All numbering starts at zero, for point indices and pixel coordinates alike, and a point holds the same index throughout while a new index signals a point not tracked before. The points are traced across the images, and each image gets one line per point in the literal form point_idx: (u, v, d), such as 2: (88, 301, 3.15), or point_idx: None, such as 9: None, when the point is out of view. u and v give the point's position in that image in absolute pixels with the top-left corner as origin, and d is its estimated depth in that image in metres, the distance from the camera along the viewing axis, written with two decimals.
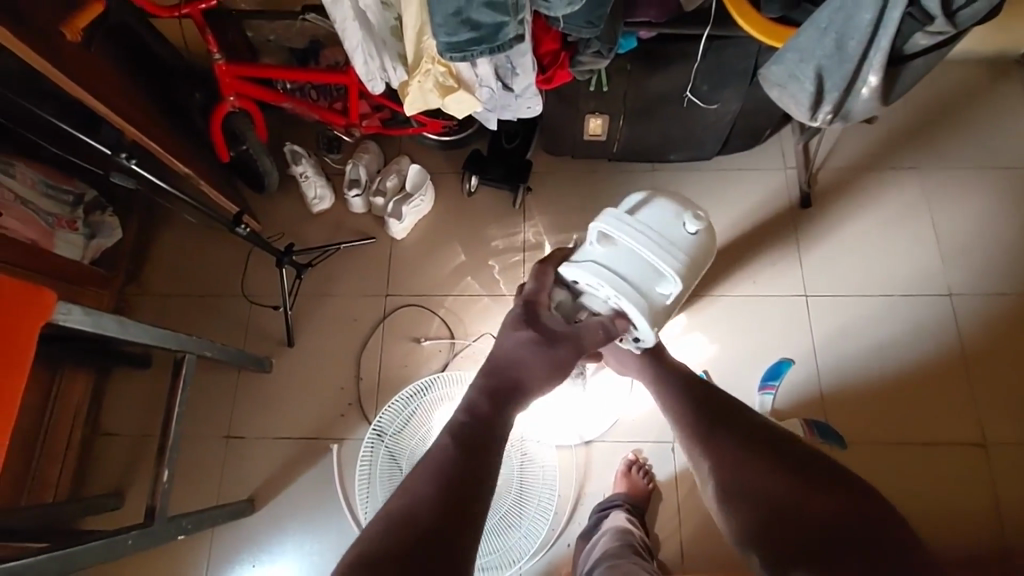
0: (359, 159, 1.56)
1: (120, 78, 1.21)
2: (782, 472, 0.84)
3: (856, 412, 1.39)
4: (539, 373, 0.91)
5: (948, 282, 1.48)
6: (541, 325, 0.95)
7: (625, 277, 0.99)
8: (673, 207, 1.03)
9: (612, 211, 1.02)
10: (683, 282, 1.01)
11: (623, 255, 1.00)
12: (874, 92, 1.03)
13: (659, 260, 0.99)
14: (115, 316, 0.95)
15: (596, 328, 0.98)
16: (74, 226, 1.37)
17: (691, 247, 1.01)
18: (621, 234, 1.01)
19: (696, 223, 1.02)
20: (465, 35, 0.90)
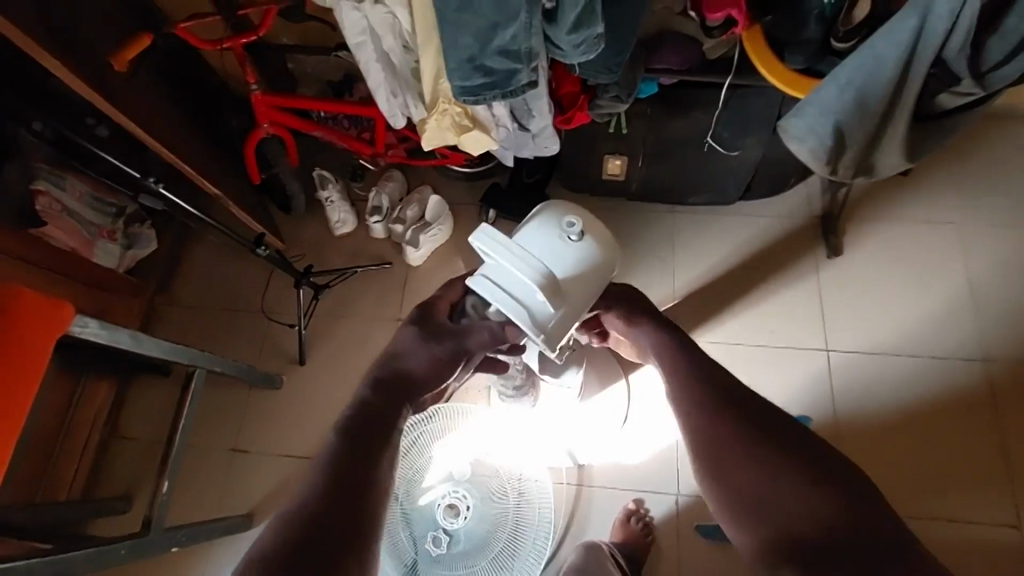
0: (382, 186, 1.60)
1: (165, 103, 1.29)
2: (757, 465, 0.76)
3: (897, 479, 1.32)
4: (423, 375, 0.85)
5: (980, 346, 1.40)
6: (433, 322, 0.90)
7: (506, 293, 0.87)
8: (555, 215, 0.94)
9: (488, 226, 0.89)
10: (566, 291, 0.90)
11: (503, 270, 0.88)
12: (899, 148, 1.03)
13: (534, 268, 0.87)
14: (130, 331, 1.02)
15: (482, 331, 0.90)
16: (114, 237, 1.45)
17: (570, 256, 0.92)
18: (499, 248, 0.88)
19: (575, 230, 0.92)
20: (478, 80, 0.93)
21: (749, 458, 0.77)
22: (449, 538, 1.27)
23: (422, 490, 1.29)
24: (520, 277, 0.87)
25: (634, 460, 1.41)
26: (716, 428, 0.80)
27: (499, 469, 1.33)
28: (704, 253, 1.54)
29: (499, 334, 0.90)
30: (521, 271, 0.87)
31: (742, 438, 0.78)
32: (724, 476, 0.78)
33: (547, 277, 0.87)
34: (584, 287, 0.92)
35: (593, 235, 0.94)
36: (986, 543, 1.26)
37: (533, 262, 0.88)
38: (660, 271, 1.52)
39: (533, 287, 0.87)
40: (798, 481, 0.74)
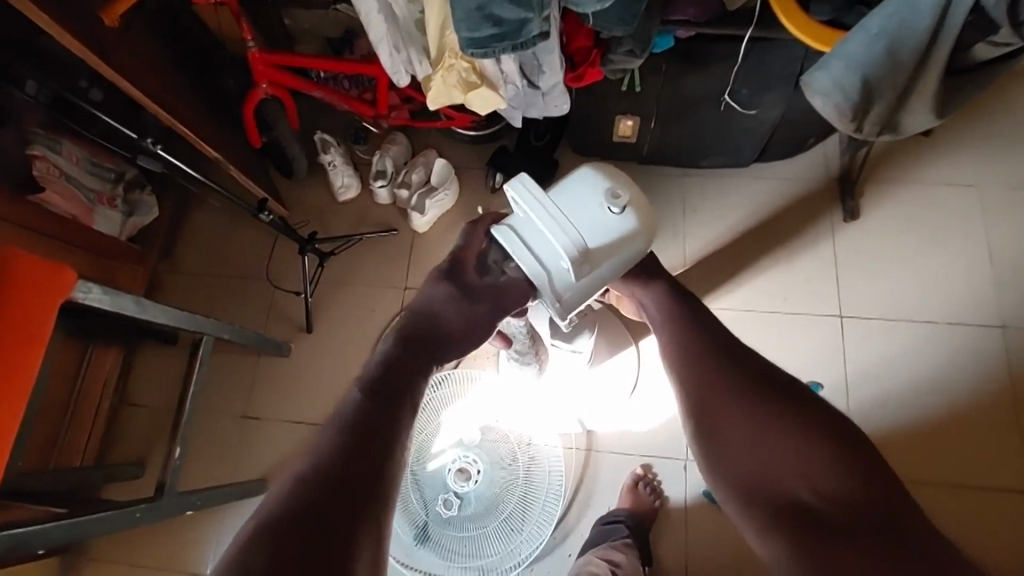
0: (386, 150, 1.55)
1: (159, 61, 1.24)
2: (758, 427, 0.77)
3: (918, 450, 1.31)
4: (459, 331, 0.83)
5: (998, 313, 1.38)
6: (463, 279, 0.86)
7: (531, 253, 0.82)
8: (600, 182, 0.85)
9: (526, 177, 0.84)
10: (596, 263, 0.83)
11: (534, 229, 0.83)
12: (928, 103, 0.98)
13: (566, 235, 0.81)
14: (135, 297, 1.00)
15: (516, 290, 0.86)
16: (113, 204, 1.42)
17: (607, 229, 0.83)
18: (532, 204, 0.83)
19: (618, 203, 0.83)
20: (487, 31, 0.87)
21: (750, 420, 0.77)
22: (459, 501, 1.28)
23: (432, 455, 1.30)
24: (551, 241, 0.81)
25: (643, 427, 1.41)
26: (717, 390, 0.80)
27: (509, 435, 1.33)
28: (717, 217, 1.50)
29: (526, 292, 0.86)
30: (549, 233, 0.81)
31: (744, 400, 0.79)
32: (723, 438, 0.78)
33: (577, 247, 0.80)
34: (615, 265, 0.84)
35: (636, 211, 0.85)
36: (984, 511, 1.26)
37: (563, 226, 0.81)
38: (672, 236, 1.49)
39: (560, 253, 0.81)
40: (799, 443, 0.75)
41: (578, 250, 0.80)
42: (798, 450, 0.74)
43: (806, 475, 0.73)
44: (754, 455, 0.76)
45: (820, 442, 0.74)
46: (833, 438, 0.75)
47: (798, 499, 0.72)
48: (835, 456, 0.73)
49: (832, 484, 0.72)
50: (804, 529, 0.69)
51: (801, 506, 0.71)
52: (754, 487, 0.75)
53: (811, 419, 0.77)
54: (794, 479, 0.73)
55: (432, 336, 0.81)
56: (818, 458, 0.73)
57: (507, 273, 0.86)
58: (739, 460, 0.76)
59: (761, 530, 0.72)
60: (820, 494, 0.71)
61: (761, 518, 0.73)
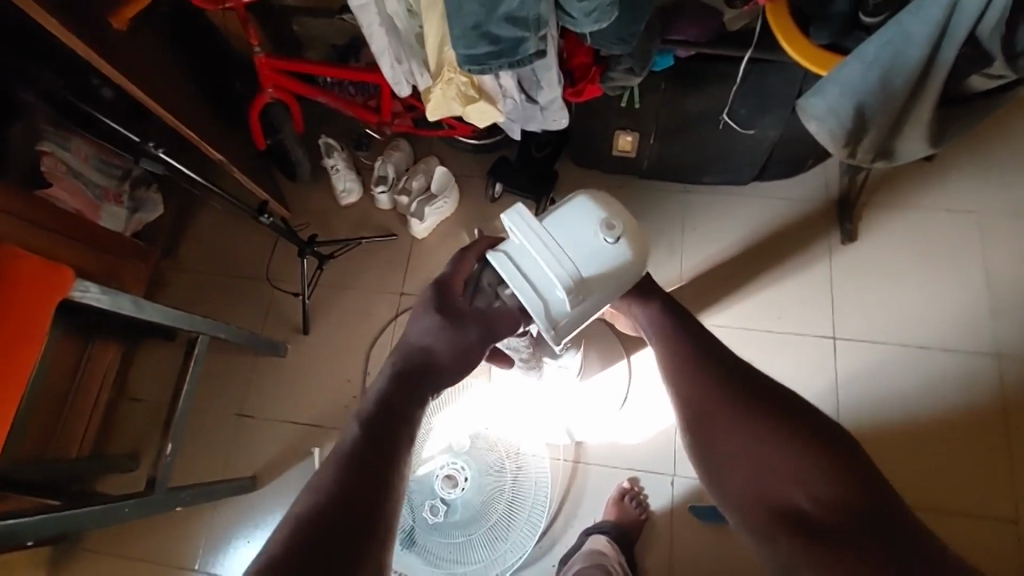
0: (388, 156, 1.57)
1: (167, 65, 1.26)
2: (752, 434, 0.77)
3: (907, 475, 1.30)
4: (450, 359, 0.84)
5: (994, 340, 1.37)
6: (451, 304, 0.87)
7: (526, 280, 0.83)
8: (595, 211, 0.86)
9: (522, 208, 0.85)
10: (590, 292, 0.83)
11: (529, 257, 0.84)
12: (922, 132, 0.98)
13: (558, 265, 0.82)
14: (132, 296, 1.02)
15: (507, 316, 0.87)
16: (120, 200, 1.45)
17: (601, 259, 0.83)
18: (529, 233, 0.84)
19: (614, 233, 0.84)
20: (484, 49, 0.89)
21: (744, 427, 0.77)
22: (446, 508, 1.29)
23: (422, 460, 1.31)
24: (546, 270, 0.83)
25: (631, 440, 1.42)
26: (710, 399, 0.80)
27: (497, 444, 1.35)
28: (713, 234, 1.51)
29: (518, 317, 0.87)
30: (542, 263, 0.83)
31: (736, 408, 0.79)
32: (720, 445, 0.78)
33: (572, 277, 0.82)
34: (609, 294, 0.84)
35: (631, 241, 0.85)
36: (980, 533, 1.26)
37: (557, 257, 0.83)
38: (668, 252, 1.50)
39: (554, 282, 0.82)
40: (793, 449, 0.74)
41: (569, 279, 0.82)
42: (792, 456, 0.74)
43: (801, 480, 0.73)
44: (751, 462, 0.76)
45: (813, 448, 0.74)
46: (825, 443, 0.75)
47: (795, 504, 0.72)
48: (827, 461, 0.73)
49: (826, 488, 0.72)
50: (801, 533, 0.69)
51: (798, 510, 0.71)
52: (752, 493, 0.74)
53: (803, 424, 0.77)
54: (790, 483, 0.73)
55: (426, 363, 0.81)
56: (812, 463, 0.73)
57: (502, 299, 0.87)
58: (736, 466, 0.76)
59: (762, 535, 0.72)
60: (815, 499, 0.71)
61: (761, 523, 0.73)
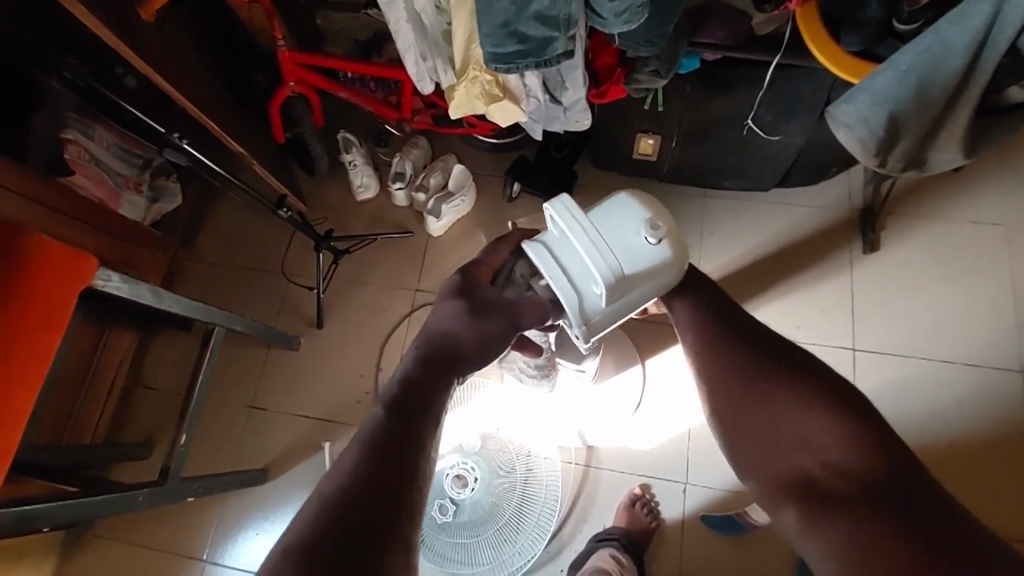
0: (407, 153, 1.57)
1: (192, 56, 1.27)
2: (764, 400, 0.75)
3: None
4: (476, 346, 0.76)
5: (1019, 356, 1.34)
6: (479, 296, 0.81)
7: (564, 274, 0.80)
8: (639, 208, 0.82)
9: (566, 198, 0.81)
10: (630, 291, 0.79)
11: (570, 251, 0.80)
12: (956, 143, 0.96)
13: (599, 261, 0.78)
14: (152, 287, 1.02)
15: (536, 306, 0.82)
16: (139, 189, 1.46)
17: (643, 258, 0.79)
18: (571, 224, 0.80)
19: (658, 233, 0.79)
20: (512, 47, 0.88)
21: (756, 392, 0.75)
22: (455, 507, 1.29)
23: (432, 459, 1.31)
24: (585, 265, 0.79)
25: (643, 446, 1.41)
26: (722, 365, 0.78)
27: (509, 445, 1.35)
28: (732, 241, 1.49)
29: (547, 310, 0.83)
30: (583, 258, 0.79)
31: (750, 373, 0.76)
32: (733, 411, 0.76)
33: (612, 273, 0.77)
34: (646, 295, 0.81)
35: (675, 244, 0.81)
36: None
37: (599, 253, 0.78)
38: (685, 257, 1.49)
39: (593, 278, 0.79)
40: (808, 414, 0.72)
41: (610, 278, 0.77)
42: (805, 420, 0.71)
43: (814, 448, 0.70)
44: (762, 428, 0.74)
45: (827, 414, 0.71)
46: (844, 411, 0.71)
47: (804, 469, 0.69)
48: (845, 429, 0.69)
49: (843, 456, 0.68)
50: (809, 498, 0.67)
51: (807, 475, 0.69)
52: (763, 459, 0.72)
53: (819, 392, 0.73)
54: (803, 453, 0.70)
55: (449, 351, 0.75)
56: (825, 429, 0.70)
57: (534, 289, 0.83)
58: (749, 433, 0.74)
59: (771, 503, 0.70)
60: (830, 467, 0.68)
61: (771, 489, 0.70)
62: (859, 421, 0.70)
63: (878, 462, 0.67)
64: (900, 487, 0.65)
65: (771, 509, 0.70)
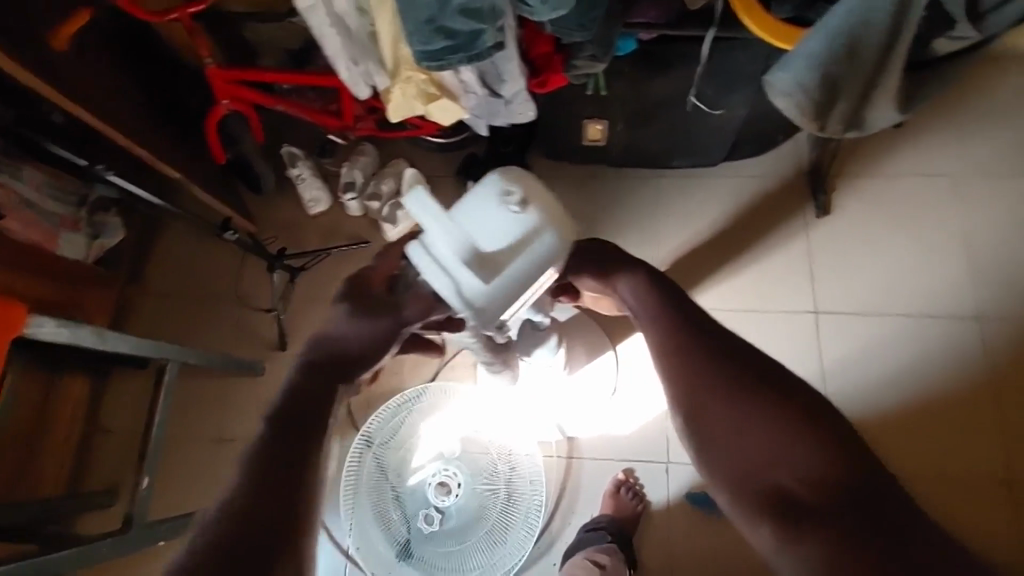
0: (354, 162, 1.53)
1: (112, 81, 1.20)
2: (733, 410, 0.70)
3: (891, 445, 1.31)
4: (359, 352, 0.75)
5: (972, 302, 1.39)
6: (366, 296, 0.77)
7: (438, 270, 0.72)
8: (501, 181, 0.74)
9: (422, 189, 0.72)
10: (508, 267, 0.72)
11: (437, 244, 0.72)
12: (889, 100, 0.98)
13: (461, 248, 0.71)
14: (92, 328, 0.97)
15: (422, 300, 0.76)
16: (77, 227, 1.38)
17: (511, 231, 0.72)
18: (430, 217, 0.72)
19: (515, 200, 0.72)
20: (440, 43, 0.86)
21: (724, 402, 0.71)
22: (441, 516, 1.27)
23: (412, 470, 1.29)
24: (454, 253, 0.71)
25: (623, 431, 1.41)
26: (685, 373, 0.74)
27: (489, 446, 1.32)
28: (689, 218, 1.50)
29: (434, 308, 0.76)
30: (448, 249, 0.72)
31: (715, 380, 0.72)
32: (703, 423, 0.71)
33: (482, 255, 0.72)
34: (533, 272, 0.74)
35: (544, 210, 0.74)
36: (969, 497, 1.27)
37: (461, 239, 0.72)
38: (645, 239, 1.49)
39: (466, 265, 0.71)
40: (774, 425, 0.68)
41: (479, 261, 0.71)
42: (770, 432, 0.67)
43: (786, 461, 0.66)
44: (732, 443, 0.69)
45: (791, 422, 0.67)
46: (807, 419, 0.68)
47: (776, 484, 0.66)
48: (810, 438, 0.66)
49: (811, 466, 0.65)
50: (781, 515, 0.63)
51: (778, 490, 0.65)
52: (733, 477, 0.68)
53: (788, 400, 0.69)
54: (775, 465, 0.66)
55: (337, 359, 0.74)
56: (794, 440, 0.66)
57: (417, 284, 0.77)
58: (718, 451, 0.69)
59: (744, 521, 0.67)
60: (801, 480, 0.64)
61: (738, 499, 0.67)
62: (826, 427, 0.67)
63: (842, 457, 0.65)
64: (861, 460, 0.66)
65: (746, 525, 0.67)
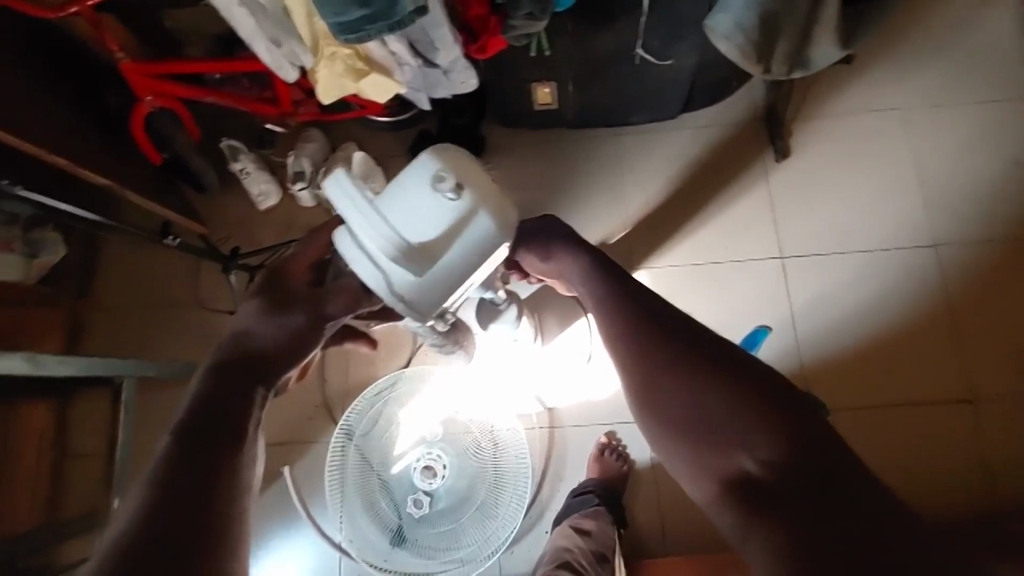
0: (301, 149, 1.45)
1: (18, 89, 1.12)
2: (693, 396, 0.68)
3: (863, 380, 1.34)
4: (280, 348, 0.74)
5: (934, 231, 1.39)
6: (286, 289, 0.77)
7: (366, 261, 0.68)
8: (430, 164, 0.68)
9: (340, 175, 0.67)
10: (444, 259, 0.68)
11: (362, 234, 0.67)
12: (832, 35, 0.95)
13: (384, 238, 0.66)
14: (28, 355, 0.92)
15: (345, 293, 0.76)
16: (12, 247, 1.31)
17: (442, 218, 0.67)
18: (353, 204, 0.66)
19: (450, 187, 0.66)
20: (355, 14, 0.81)
21: (683, 389, 0.68)
22: (429, 498, 1.24)
23: (396, 458, 1.26)
24: (380, 245, 0.66)
25: (602, 395, 1.41)
26: (641, 360, 0.72)
27: (470, 425, 1.29)
28: (649, 175, 1.47)
29: (359, 300, 0.75)
30: (372, 238, 0.66)
31: (674, 366, 0.70)
32: (663, 412, 0.69)
33: (412, 247, 0.66)
34: (467, 258, 0.69)
35: (479, 193, 0.68)
36: (940, 422, 1.30)
37: (385, 229, 0.66)
38: (608, 201, 1.46)
39: (393, 257, 0.66)
40: (733, 409, 0.65)
41: (405, 251, 0.66)
42: (730, 416, 0.65)
43: (748, 442, 0.64)
44: (693, 430, 0.67)
45: (750, 403, 0.65)
46: (766, 399, 0.66)
47: (739, 468, 0.64)
48: (769, 419, 0.64)
49: (775, 448, 0.63)
50: (744, 499, 0.62)
51: (742, 474, 0.64)
52: (695, 462, 0.67)
53: (749, 378, 0.67)
54: (738, 448, 0.65)
55: (254, 358, 0.72)
56: (754, 422, 0.64)
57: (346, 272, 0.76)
58: (678, 434, 0.68)
59: (710, 504, 0.66)
60: (765, 463, 0.63)
61: (702, 481, 0.66)
62: (787, 404, 0.65)
63: (803, 432, 0.63)
64: (819, 424, 0.65)
65: (714, 511, 0.65)
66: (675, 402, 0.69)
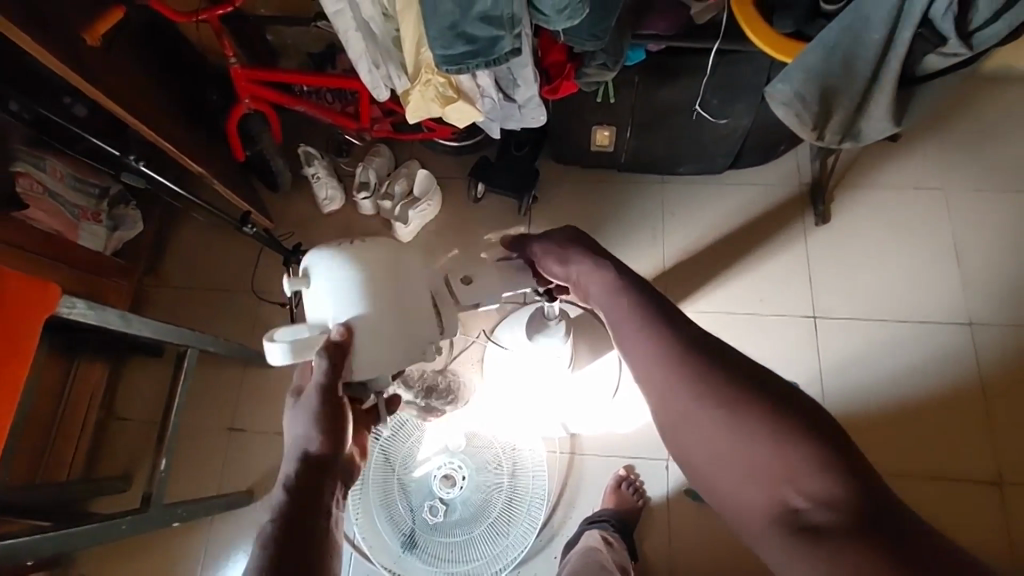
0: (370, 161, 1.57)
1: (141, 79, 1.26)
2: (726, 419, 0.61)
3: (886, 451, 1.34)
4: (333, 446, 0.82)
5: (966, 310, 1.43)
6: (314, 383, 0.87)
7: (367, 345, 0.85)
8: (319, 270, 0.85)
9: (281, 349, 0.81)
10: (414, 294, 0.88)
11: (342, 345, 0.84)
12: (885, 111, 1.02)
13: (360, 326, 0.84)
14: (119, 313, 1.01)
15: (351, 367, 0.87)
16: (98, 218, 1.43)
17: (333, 294, 0.84)
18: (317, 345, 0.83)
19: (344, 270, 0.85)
20: (460, 48, 0.93)
21: (716, 410, 0.61)
22: (445, 507, 1.28)
23: (418, 462, 1.31)
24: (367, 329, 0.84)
25: (624, 428, 1.45)
26: (663, 376, 0.64)
27: (493, 441, 1.33)
28: (690, 223, 1.54)
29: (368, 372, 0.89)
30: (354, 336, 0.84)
31: (699, 385, 0.63)
32: (694, 439, 0.62)
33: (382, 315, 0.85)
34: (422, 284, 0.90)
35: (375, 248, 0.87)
36: (962, 502, 1.30)
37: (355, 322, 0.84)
38: (649, 244, 1.53)
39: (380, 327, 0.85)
40: (766, 436, 0.59)
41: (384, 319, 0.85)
42: (773, 444, 0.58)
43: (791, 476, 0.57)
44: (730, 459, 0.60)
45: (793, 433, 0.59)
46: (816, 429, 0.59)
47: (788, 503, 0.57)
48: (817, 450, 0.58)
49: (825, 485, 0.56)
50: (793, 538, 0.55)
51: (790, 510, 0.57)
52: (732, 491, 0.60)
53: (784, 408, 0.60)
54: (776, 481, 0.58)
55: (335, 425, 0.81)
56: (797, 453, 0.58)
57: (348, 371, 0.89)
58: (706, 464, 0.62)
59: (760, 545, 0.58)
60: (814, 500, 0.56)
61: (747, 519, 0.59)
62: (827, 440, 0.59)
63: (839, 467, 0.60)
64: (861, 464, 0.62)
65: (759, 546, 0.59)
66: (701, 429, 0.62)
